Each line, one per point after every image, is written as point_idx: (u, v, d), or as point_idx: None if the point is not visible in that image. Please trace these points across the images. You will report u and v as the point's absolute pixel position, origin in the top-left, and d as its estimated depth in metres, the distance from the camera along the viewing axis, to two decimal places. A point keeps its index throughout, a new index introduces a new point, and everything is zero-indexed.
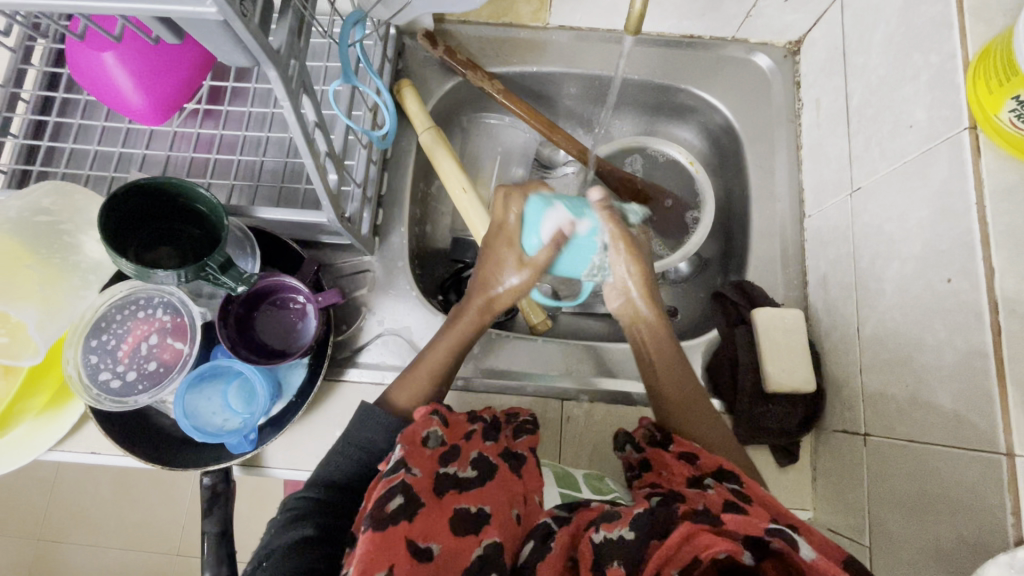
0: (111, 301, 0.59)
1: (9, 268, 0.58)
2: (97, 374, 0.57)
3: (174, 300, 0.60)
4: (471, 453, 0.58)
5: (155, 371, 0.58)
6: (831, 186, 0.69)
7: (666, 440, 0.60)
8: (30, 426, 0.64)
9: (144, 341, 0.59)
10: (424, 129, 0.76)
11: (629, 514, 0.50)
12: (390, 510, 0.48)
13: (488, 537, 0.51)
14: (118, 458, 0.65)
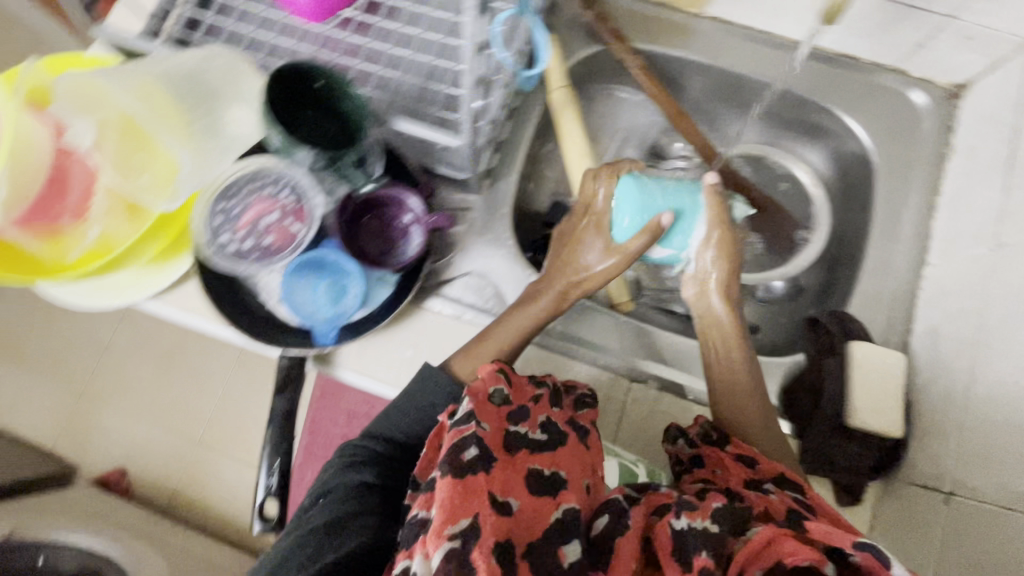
0: (245, 171, 0.62)
1: (170, 116, 0.58)
2: (218, 236, 0.61)
3: (301, 186, 0.62)
4: (540, 416, 0.59)
5: (270, 246, 0.62)
6: (968, 240, 0.66)
7: (723, 441, 0.62)
8: (140, 270, 0.68)
9: (266, 214, 0.62)
10: (558, 88, 0.76)
11: (706, 507, 0.49)
12: (467, 460, 0.51)
13: (566, 503, 0.52)
14: (206, 322, 0.69)
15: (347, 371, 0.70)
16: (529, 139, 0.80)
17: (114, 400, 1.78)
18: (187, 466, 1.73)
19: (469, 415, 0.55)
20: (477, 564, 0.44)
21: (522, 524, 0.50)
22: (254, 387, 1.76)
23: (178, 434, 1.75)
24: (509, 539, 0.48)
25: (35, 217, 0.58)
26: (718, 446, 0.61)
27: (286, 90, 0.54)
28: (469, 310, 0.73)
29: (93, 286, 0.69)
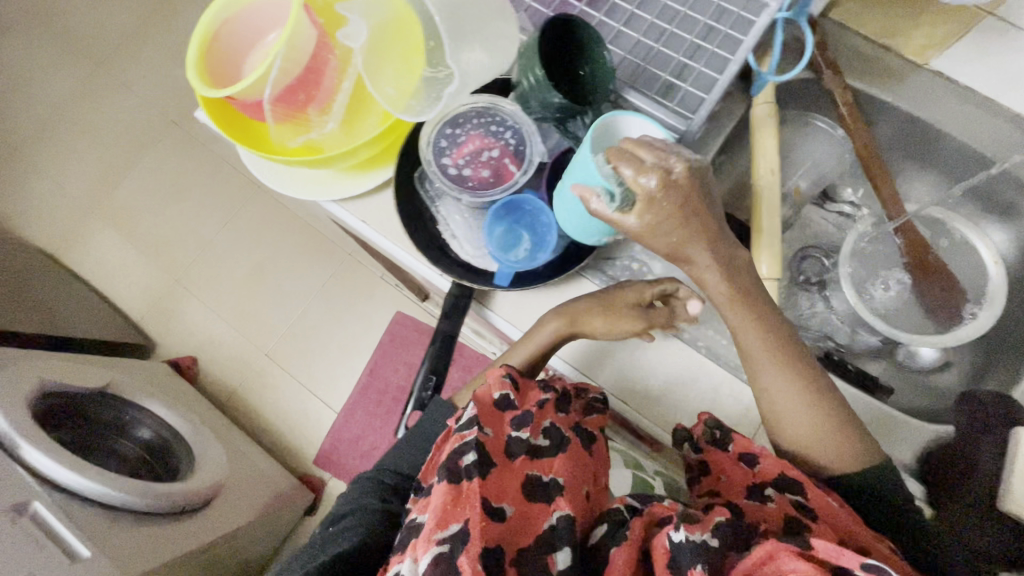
0: (480, 107, 0.66)
1: (414, 43, 0.63)
2: (441, 160, 0.67)
3: (525, 132, 0.65)
4: (543, 421, 0.70)
5: (484, 177, 0.67)
6: None
7: (725, 441, 0.66)
8: (341, 173, 0.73)
9: (488, 150, 0.67)
10: (764, 102, 0.76)
11: (708, 522, 0.56)
12: (464, 466, 0.63)
13: (558, 509, 0.64)
14: (387, 237, 0.73)
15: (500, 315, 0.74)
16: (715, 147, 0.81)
17: (201, 294, 1.88)
18: (250, 373, 1.81)
19: (472, 422, 0.67)
20: (462, 567, 0.55)
21: (513, 528, 0.62)
22: (330, 317, 1.84)
23: (250, 341, 1.84)
24: (500, 545, 0.60)
25: (287, 97, 0.63)
26: (721, 448, 0.67)
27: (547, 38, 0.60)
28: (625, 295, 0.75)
29: (297, 178, 0.74)
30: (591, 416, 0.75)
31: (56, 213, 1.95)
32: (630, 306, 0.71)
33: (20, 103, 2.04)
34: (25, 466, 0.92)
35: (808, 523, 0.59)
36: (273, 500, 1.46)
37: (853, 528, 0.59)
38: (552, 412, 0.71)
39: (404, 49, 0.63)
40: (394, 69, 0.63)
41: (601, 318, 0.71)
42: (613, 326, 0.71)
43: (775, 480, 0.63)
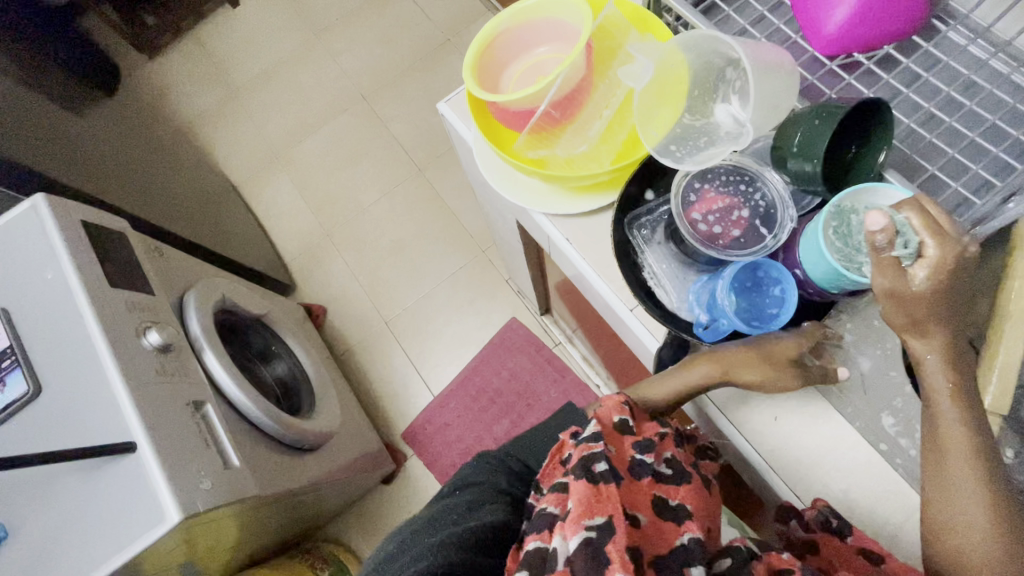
0: (727, 167, 0.67)
1: (679, 91, 0.65)
2: (688, 213, 0.65)
3: (774, 197, 0.64)
4: (664, 452, 0.71)
5: (734, 238, 0.64)
6: None
7: (843, 531, 0.64)
8: (559, 189, 0.75)
9: (735, 209, 0.65)
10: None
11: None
12: (597, 470, 0.63)
13: (689, 531, 0.61)
14: (588, 259, 0.74)
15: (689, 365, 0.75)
16: None
17: (345, 252, 2.04)
18: (368, 336, 1.93)
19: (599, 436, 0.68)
20: (611, 555, 0.53)
21: (644, 539, 0.60)
22: (450, 304, 1.91)
23: (374, 305, 1.96)
24: (638, 550, 0.57)
25: (548, 112, 0.67)
26: (839, 536, 0.64)
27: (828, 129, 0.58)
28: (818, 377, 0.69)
29: (516, 184, 0.77)
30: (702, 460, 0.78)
31: (249, 151, 2.22)
32: (790, 360, 0.66)
33: (247, 53, 2.36)
34: (203, 367, 1.05)
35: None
36: (363, 459, 1.54)
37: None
38: (669, 444, 0.73)
39: (670, 94, 0.65)
40: (657, 108, 0.65)
41: (751, 369, 0.66)
42: (766, 380, 0.66)
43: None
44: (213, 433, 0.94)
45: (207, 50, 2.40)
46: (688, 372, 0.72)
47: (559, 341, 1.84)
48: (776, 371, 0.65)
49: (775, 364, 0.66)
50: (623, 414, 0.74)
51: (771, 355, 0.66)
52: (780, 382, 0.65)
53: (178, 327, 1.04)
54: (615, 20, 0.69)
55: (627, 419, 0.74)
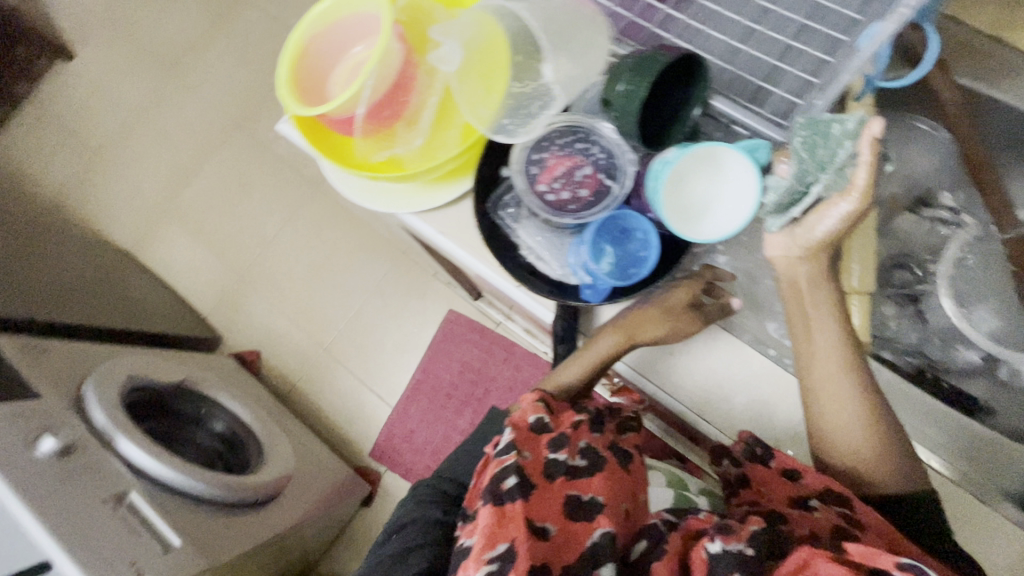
0: (561, 127, 0.66)
1: (496, 65, 0.64)
2: (536, 189, 0.66)
3: (613, 146, 0.64)
4: (580, 442, 0.72)
5: (586, 199, 0.65)
6: None
7: (768, 457, 0.65)
8: (414, 187, 0.73)
9: (581, 170, 0.65)
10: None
11: (743, 531, 0.56)
12: (505, 489, 0.63)
13: (600, 526, 0.62)
14: (465, 250, 0.73)
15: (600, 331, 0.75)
16: None
17: (264, 289, 1.96)
18: (311, 367, 1.87)
19: (511, 448, 0.68)
20: None
21: (559, 544, 0.61)
22: (384, 313, 1.88)
23: (309, 335, 1.90)
24: (549, 560, 0.59)
25: (378, 111, 0.64)
26: (762, 462, 0.66)
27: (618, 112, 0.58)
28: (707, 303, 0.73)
29: (372, 191, 0.74)
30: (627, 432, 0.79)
31: (131, 211, 2.06)
32: (686, 305, 0.71)
33: (97, 107, 2.16)
34: (120, 458, 0.99)
35: (856, 533, 0.58)
36: (334, 490, 1.52)
37: (898, 539, 0.59)
38: (587, 430, 0.73)
39: (487, 70, 0.63)
40: (475, 90, 0.63)
41: (653, 318, 0.71)
42: (670, 329, 0.69)
43: (822, 492, 0.63)
44: (147, 522, 0.91)
45: (52, 113, 2.18)
46: (597, 344, 0.76)
47: (499, 320, 1.83)
48: (676, 316, 0.70)
49: (672, 313, 0.71)
50: (540, 412, 0.74)
51: (667, 305, 0.72)
52: (685, 324, 0.69)
53: (79, 424, 0.98)
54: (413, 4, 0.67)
55: (545, 416, 0.74)
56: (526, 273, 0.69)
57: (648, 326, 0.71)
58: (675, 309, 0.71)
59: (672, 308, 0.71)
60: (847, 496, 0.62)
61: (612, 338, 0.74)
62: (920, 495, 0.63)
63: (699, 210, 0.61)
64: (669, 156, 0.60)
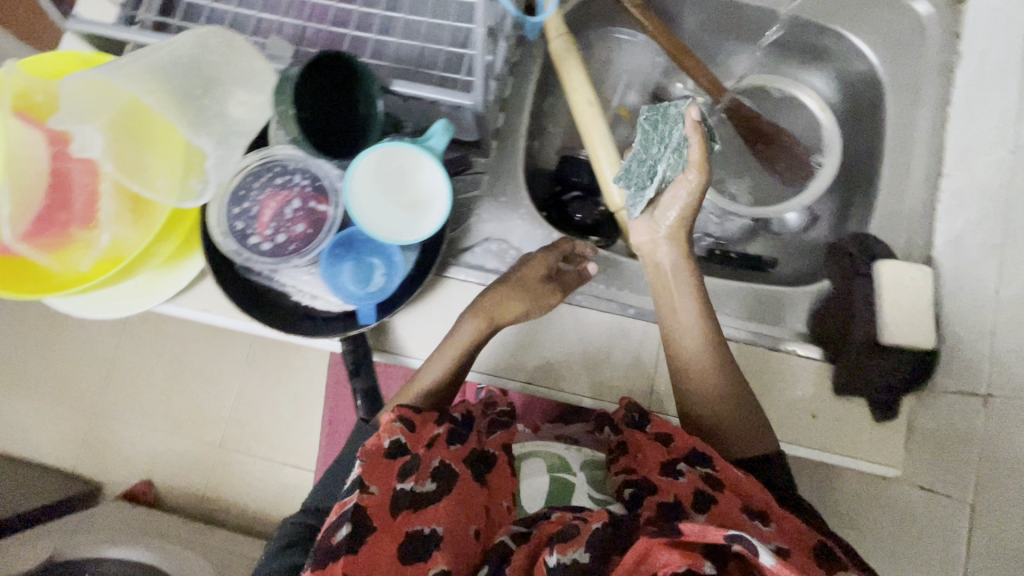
0: (248, 171, 0.59)
1: (162, 133, 0.56)
2: (254, 242, 0.58)
3: (312, 167, 0.59)
4: (433, 462, 0.60)
5: (303, 233, 0.58)
6: (990, 142, 0.65)
7: (643, 420, 0.66)
8: (131, 285, 0.65)
9: (288, 206, 0.59)
10: (570, 62, 0.74)
11: (585, 532, 0.51)
12: (335, 541, 0.51)
13: (434, 566, 0.52)
14: (231, 318, 0.67)
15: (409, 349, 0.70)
16: (531, 95, 0.78)
17: None
18: None
19: (353, 484, 0.55)
20: None
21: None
22: None
23: None
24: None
25: (41, 229, 0.55)
26: (641, 428, 0.65)
27: (301, 138, 0.54)
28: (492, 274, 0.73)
29: (83, 302, 0.65)
30: (494, 435, 0.68)
31: None
32: (543, 279, 0.70)
33: None
34: None
35: (714, 493, 0.58)
36: None
37: (757, 493, 0.57)
38: (444, 447, 0.62)
39: (152, 142, 0.56)
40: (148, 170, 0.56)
41: (515, 305, 0.67)
42: (529, 309, 0.68)
43: (688, 453, 0.62)
44: None
45: None
46: (461, 336, 0.67)
47: None
48: (536, 296, 0.69)
49: (531, 290, 0.68)
50: (394, 435, 0.60)
51: (527, 283, 0.69)
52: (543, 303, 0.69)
53: None
54: (41, 84, 0.57)
55: (401, 439, 0.60)
56: (300, 324, 0.64)
57: (510, 305, 0.67)
58: (534, 290, 0.69)
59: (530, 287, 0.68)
60: (713, 454, 0.60)
61: (475, 325, 0.66)
62: (765, 454, 0.63)
63: (415, 203, 0.56)
64: (368, 163, 0.54)
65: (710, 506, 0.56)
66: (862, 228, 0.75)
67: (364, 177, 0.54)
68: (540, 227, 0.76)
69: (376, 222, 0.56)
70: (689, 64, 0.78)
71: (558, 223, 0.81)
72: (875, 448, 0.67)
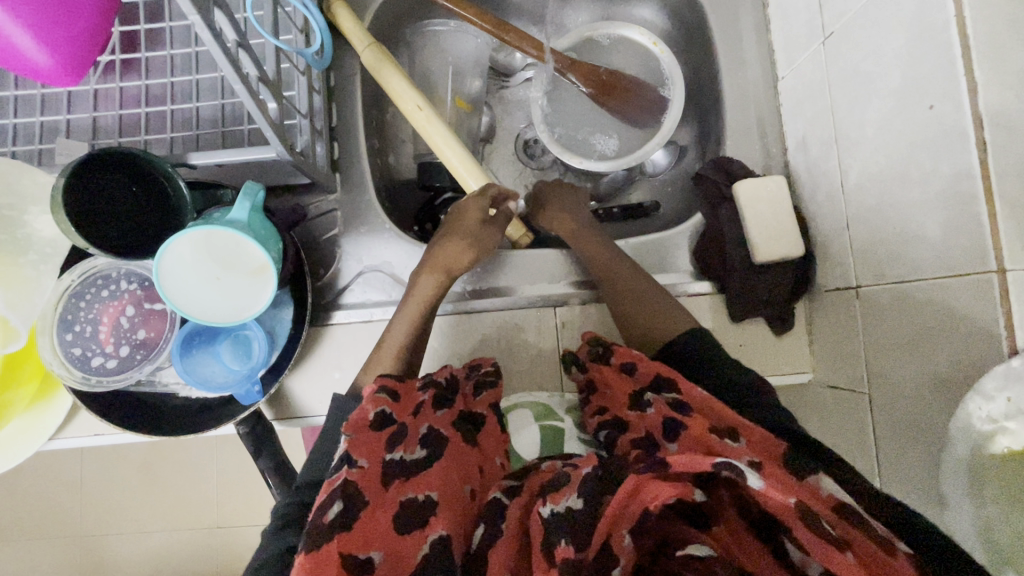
0: (66, 293, 0.55)
1: None
2: (91, 364, 0.54)
3: (136, 270, 0.56)
4: (420, 428, 0.56)
5: (146, 338, 0.56)
6: (803, 37, 0.65)
7: (609, 354, 0.62)
8: None
9: (122, 315, 0.56)
10: (390, 71, 0.68)
11: (578, 477, 0.50)
12: (329, 521, 0.46)
13: (434, 531, 0.50)
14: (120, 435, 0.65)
15: (315, 409, 0.68)
16: (363, 114, 0.75)
17: None
18: None
19: (340, 461, 0.50)
20: None
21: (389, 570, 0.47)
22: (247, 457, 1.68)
23: None
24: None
25: None
26: (605, 361, 0.62)
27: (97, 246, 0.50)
28: (377, 308, 0.70)
29: None
30: (481, 395, 0.62)
31: None
32: (480, 224, 0.68)
33: None
34: None
35: (683, 419, 0.51)
36: None
37: (728, 412, 0.51)
38: (431, 413, 0.58)
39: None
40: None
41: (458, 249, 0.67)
42: (477, 245, 0.68)
43: (653, 382, 0.57)
44: None
45: None
46: (417, 290, 0.66)
47: None
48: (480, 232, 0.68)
49: (476, 234, 0.68)
50: (381, 405, 0.55)
51: (468, 231, 0.67)
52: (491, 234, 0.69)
53: None
54: None
55: (387, 409, 0.55)
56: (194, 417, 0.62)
57: (462, 253, 0.67)
58: (473, 230, 0.68)
59: (472, 231, 0.67)
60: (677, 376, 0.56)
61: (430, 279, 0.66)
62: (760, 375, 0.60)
63: (252, 267, 0.51)
64: (178, 249, 0.49)
65: (677, 433, 0.51)
66: (721, 151, 0.75)
67: (174, 267, 0.49)
68: (410, 243, 0.72)
69: (217, 311, 0.51)
70: (512, 37, 0.76)
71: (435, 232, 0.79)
72: (783, 358, 0.68)
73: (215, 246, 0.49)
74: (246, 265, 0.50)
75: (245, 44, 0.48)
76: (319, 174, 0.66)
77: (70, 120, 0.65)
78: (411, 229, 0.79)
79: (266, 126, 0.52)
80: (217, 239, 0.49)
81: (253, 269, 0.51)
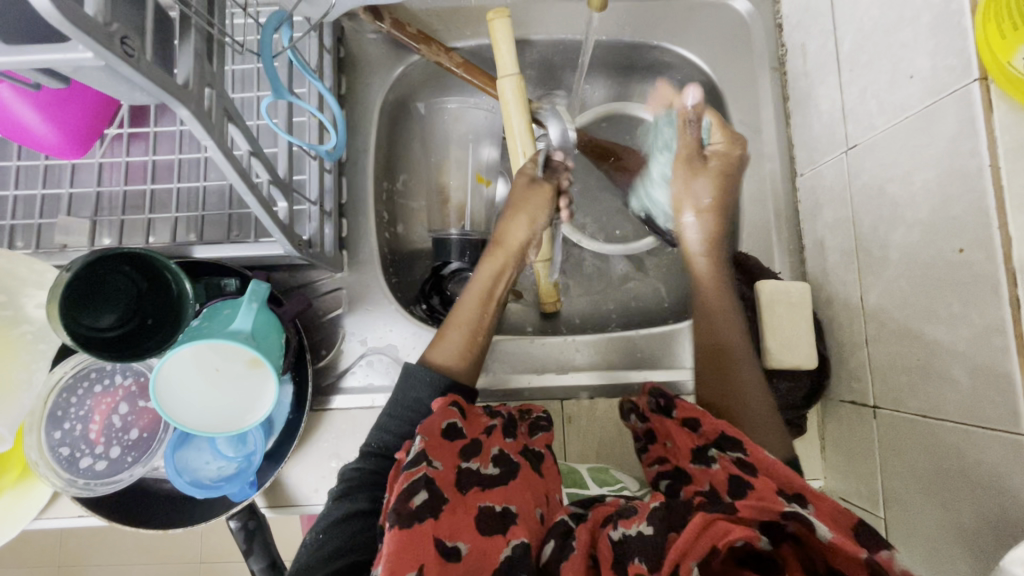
0: (58, 386, 0.53)
1: None
2: (79, 467, 0.53)
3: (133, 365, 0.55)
4: (493, 449, 0.51)
5: (139, 439, 0.55)
6: (825, 141, 0.64)
7: (669, 406, 0.55)
8: None
9: (114, 413, 0.55)
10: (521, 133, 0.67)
11: (646, 506, 0.43)
12: (414, 506, 0.43)
13: (516, 537, 0.43)
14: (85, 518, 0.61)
15: (310, 495, 0.65)
16: (374, 188, 0.73)
17: None
18: None
19: (417, 458, 0.47)
20: None
21: (470, 567, 0.42)
22: None
23: None
24: None
25: None
26: (666, 415, 0.55)
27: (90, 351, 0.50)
28: (378, 393, 0.67)
29: None
30: (536, 435, 0.55)
31: None
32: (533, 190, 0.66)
33: None
34: None
35: (749, 481, 0.45)
36: None
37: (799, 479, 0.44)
38: (501, 437, 0.52)
39: None
40: None
41: (459, 351, 0.60)
42: (473, 348, 0.61)
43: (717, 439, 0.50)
44: None
45: None
46: (480, 276, 0.64)
47: None
48: (485, 310, 0.63)
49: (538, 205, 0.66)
50: (452, 417, 0.51)
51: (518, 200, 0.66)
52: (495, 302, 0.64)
53: None
54: None
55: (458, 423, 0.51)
56: (179, 509, 0.58)
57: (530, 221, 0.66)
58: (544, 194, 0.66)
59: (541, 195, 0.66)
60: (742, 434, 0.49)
61: (499, 282, 0.65)
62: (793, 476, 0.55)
63: (237, 379, 0.50)
64: (181, 354, 0.47)
65: (744, 491, 0.44)
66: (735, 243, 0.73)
67: (177, 369, 0.47)
68: (416, 323, 0.69)
69: (202, 422, 0.49)
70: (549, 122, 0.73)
71: (443, 308, 0.75)
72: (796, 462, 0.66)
73: (209, 357, 0.48)
74: (244, 379, 0.50)
75: (258, 154, 0.46)
76: (327, 259, 0.64)
77: (72, 193, 0.63)
78: (417, 305, 0.75)
79: (276, 230, 0.51)
80: (208, 354, 0.48)
81: (242, 383, 0.50)
